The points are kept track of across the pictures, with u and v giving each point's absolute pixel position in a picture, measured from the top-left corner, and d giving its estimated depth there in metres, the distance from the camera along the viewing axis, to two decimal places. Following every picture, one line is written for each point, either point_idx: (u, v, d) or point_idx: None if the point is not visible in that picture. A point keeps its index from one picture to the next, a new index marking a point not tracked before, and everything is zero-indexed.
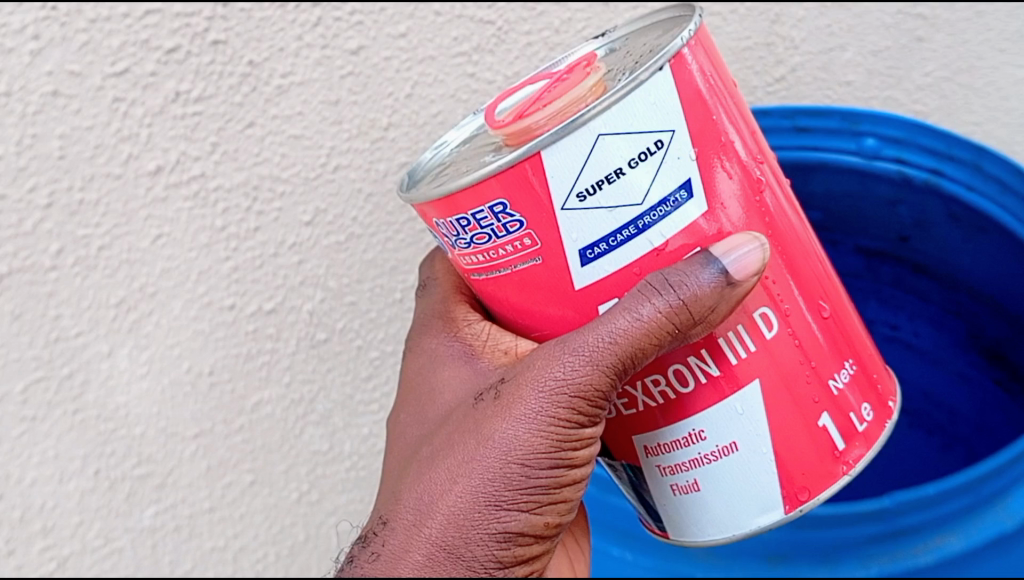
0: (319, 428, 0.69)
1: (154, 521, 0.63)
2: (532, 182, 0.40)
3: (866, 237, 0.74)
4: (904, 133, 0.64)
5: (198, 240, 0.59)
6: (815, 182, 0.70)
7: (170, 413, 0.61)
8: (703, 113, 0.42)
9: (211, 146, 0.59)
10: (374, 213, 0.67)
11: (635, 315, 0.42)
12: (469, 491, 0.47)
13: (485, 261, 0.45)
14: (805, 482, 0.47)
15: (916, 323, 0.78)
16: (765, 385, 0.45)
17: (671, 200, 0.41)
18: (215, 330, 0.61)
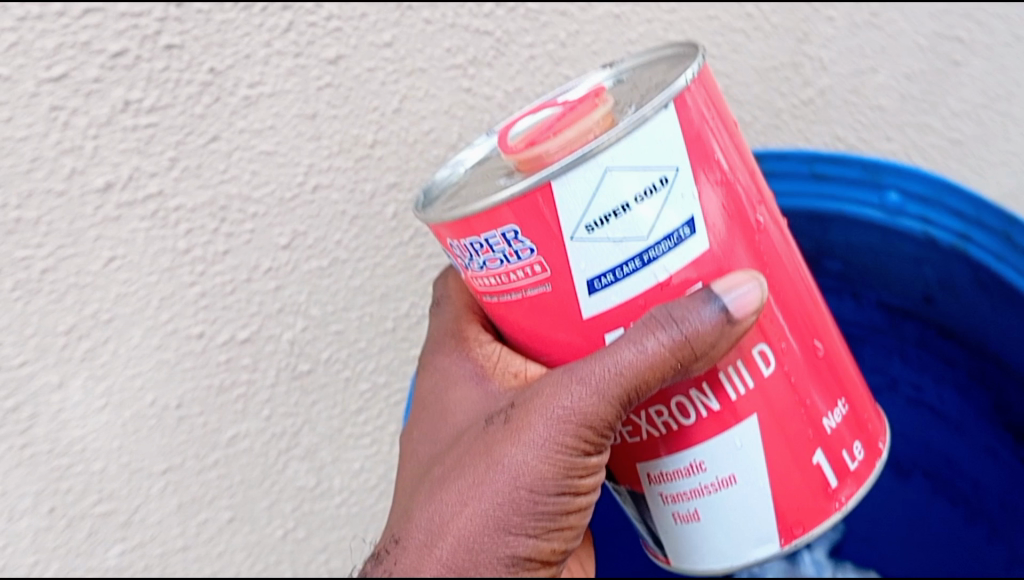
0: (304, 463, 0.64)
1: (121, 560, 0.58)
2: (542, 213, 0.38)
3: (889, 291, 0.65)
4: (930, 189, 0.56)
5: (158, 263, 0.53)
6: (835, 233, 0.63)
7: (133, 448, 0.55)
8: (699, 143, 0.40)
9: (169, 161, 0.52)
10: (360, 236, 0.60)
11: (641, 348, 0.41)
12: (480, 514, 0.45)
13: (495, 285, 0.43)
14: (799, 517, 0.48)
15: (942, 388, 0.66)
16: (761, 422, 0.46)
17: (675, 235, 0.40)
18: (182, 360, 0.56)
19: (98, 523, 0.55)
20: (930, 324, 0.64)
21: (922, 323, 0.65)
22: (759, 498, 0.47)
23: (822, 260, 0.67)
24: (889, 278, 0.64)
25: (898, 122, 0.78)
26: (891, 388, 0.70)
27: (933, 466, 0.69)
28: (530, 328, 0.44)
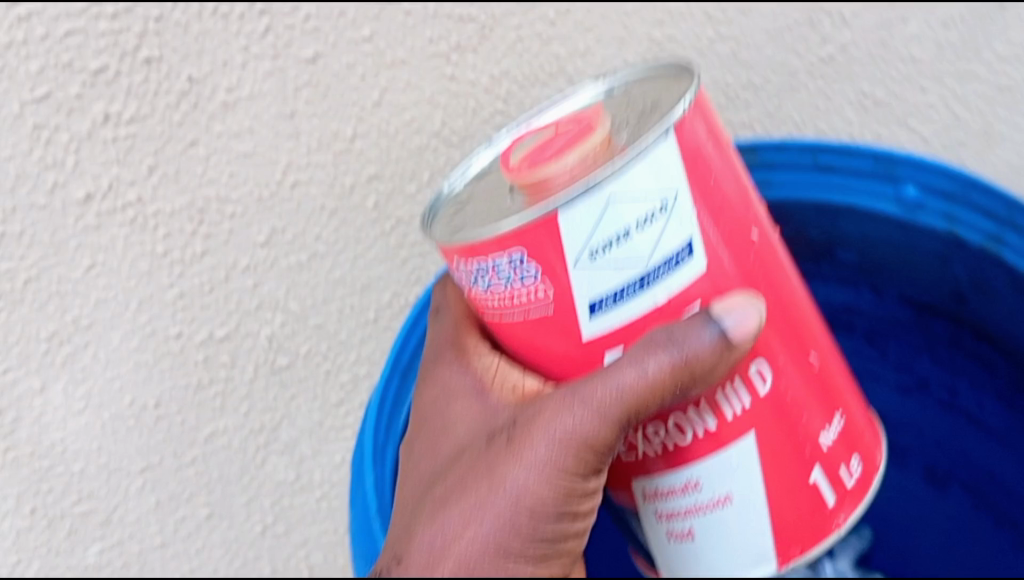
0: (283, 457, 0.68)
1: (100, 558, 0.60)
2: (550, 239, 0.40)
3: (913, 288, 0.59)
4: (956, 186, 0.51)
5: (136, 268, 0.57)
6: (846, 224, 0.57)
7: (113, 448, 0.57)
8: (699, 165, 0.42)
9: (149, 168, 0.56)
10: (341, 229, 0.64)
11: (642, 368, 0.43)
12: (482, 537, 0.45)
13: (501, 305, 0.45)
14: (795, 536, 0.48)
15: (981, 394, 0.61)
16: (759, 440, 0.46)
17: (674, 259, 0.42)
18: (159, 361, 0.59)
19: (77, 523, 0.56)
20: (963, 324, 0.59)
21: (952, 322, 0.59)
22: (759, 516, 0.47)
23: (835, 251, 0.60)
24: (912, 273, 0.58)
25: (936, 71, 0.67)
26: (920, 390, 0.64)
27: (971, 479, 0.64)
28: (531, 340, 0.46)
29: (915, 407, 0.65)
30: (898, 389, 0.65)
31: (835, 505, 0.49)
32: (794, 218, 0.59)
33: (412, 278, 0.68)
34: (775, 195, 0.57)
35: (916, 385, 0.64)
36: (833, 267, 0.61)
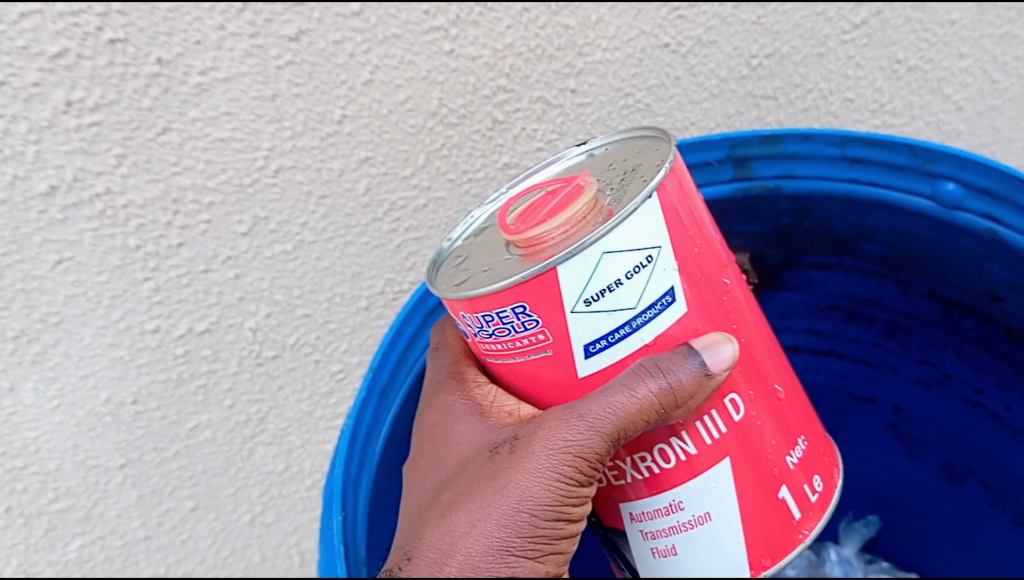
0: (272, 447, 0.68)
1: (81, 553, 0.65)
2: (550, 293, 0.42)
3: (944, 283, 0.51)
4: (1000, 185, 0.43)
5: (108, 261, 0.56)
6: (872, 217, 0.50)
7: (90, 446, 0.61)
8: (679, 225, 0.44)
9: (116, 159, 0.54)
10: (329, 216, 0.61)
11: (631, 396, 0.44)
12: (488, 534, 0.47)
13: (503, 350, 0.47)
14: (769, 548, 0.50)
15: (1008, 396, 0.52)
16: (735, 465, 0.48)
17: (657, 303, 0.44)
18: (137, 356, 0.60)
19: (56, 521, 0.62)
20: (995, 323, 0.50)
21: (983, 322, 0.51)
22: (731, 534, 0.49)
23: (858, 243, 0.53)
24: (943, 270, 0.50)
25: (975, 35, 0.63)
26: (942, 384, 0.56)
27: (994, 477, 0.56)
28: (532, 376, 0.48)
29: (937, 403, 0.57)
30: (920, 382, 0.57)
31: (800, 517, 0.51)
32: (814, 208, 0.52)
33: (407, 264, 0.64)
34: (792, 183, 0.51)
35: (938, 379, 0.56)
36: (857, 263, 0.54)
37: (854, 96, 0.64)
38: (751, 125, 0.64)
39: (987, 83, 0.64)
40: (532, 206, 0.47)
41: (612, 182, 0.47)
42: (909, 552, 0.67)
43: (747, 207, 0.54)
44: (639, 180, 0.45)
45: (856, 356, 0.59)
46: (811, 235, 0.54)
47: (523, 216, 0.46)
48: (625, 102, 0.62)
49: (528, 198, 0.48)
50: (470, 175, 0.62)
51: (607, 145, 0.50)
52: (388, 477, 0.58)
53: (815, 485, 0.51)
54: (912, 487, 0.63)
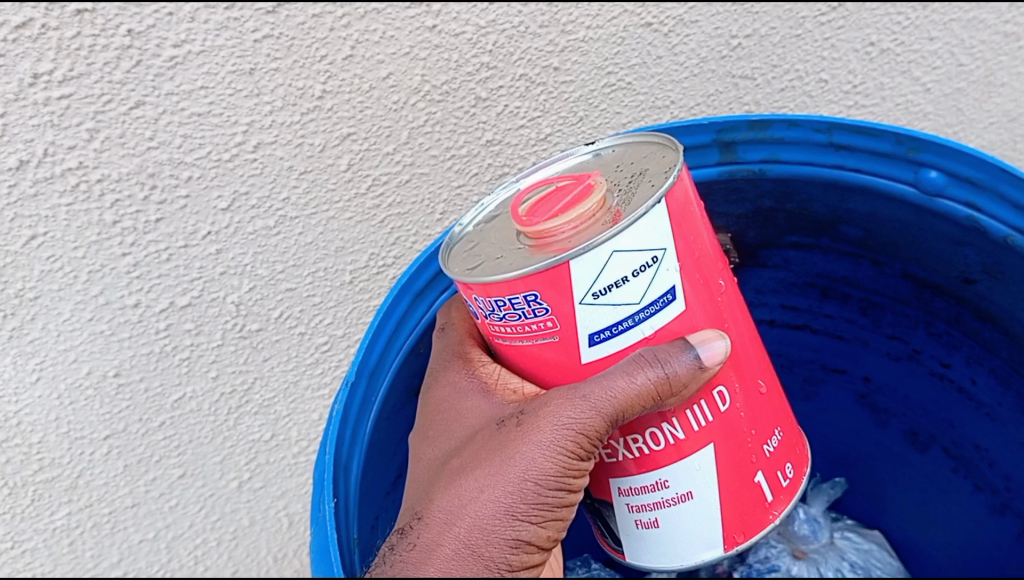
0: (258, 417, 0.69)
1: (68, 520, 0.66)
2: (559, 285, 0.38)
3: (919, 265, 0.54)
4: (983, 175, 0.45)
5: (85, 237, 0.55)
6: (853, 203, 0.52)
7: (72, 418, 0.61)
8: (685, 228, 0.40)
9: (89, 133, 0.52)
10: (311, 191, 0.60)
11: (629, 380, 0.39)
12: (498, 501, 0.42)
13: (507, 334, 0.42)
14: (743, 528, 0.46)
15: (974, 371, 0.56)
16: (717, 452, 0.44)
17: (658, 299, 0.39)
18: (118, 330, 0.60)
19: (42, 490, 0.63)
20: (965, 303, 0.54)
21: (954, 302, 0.54)
22: (709, 515, 0.45)
23: (837, 226, 0.55)
24: (918, 253, 0.53)
25: (945, 20, 0.68)
26: (911, 358, 0.60)
27: (957, 445, 0.61)
28: (532, 361, 0.43)
29: (904, 374, 0.61)
30: (889, 356, 0.61)
31: (771, 500, 0.47)
32: (795, 192, 0.54)
33: (390, 239, 0.65)
34: (775, 168, 0.52)
35: (907, 354, 0.60)
36: (834, 244, 0.57)
37: (828, 77, 0.68)
38: (730, 103, 0.68)
39: (955, 65, 0.70)
40: (543, 198, 0.43)
41: (614, 187, 0.42)
42: (869, 509, 0.72)
43: (731, 188, 0.54)
44: (646, 183, 0.41)
45: (829, 331, 0.63)
46: (791, 217, 0.56)
47: (533, 207, 0.42)
48: (608, 81, 0.64)
49: (536, 193, 0.44)
50: (453, 152, 0.63)
51: (614, 147, 0.47)
52: (376, 456, 0.56)
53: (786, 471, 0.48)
54: (872, 447, 0.68)
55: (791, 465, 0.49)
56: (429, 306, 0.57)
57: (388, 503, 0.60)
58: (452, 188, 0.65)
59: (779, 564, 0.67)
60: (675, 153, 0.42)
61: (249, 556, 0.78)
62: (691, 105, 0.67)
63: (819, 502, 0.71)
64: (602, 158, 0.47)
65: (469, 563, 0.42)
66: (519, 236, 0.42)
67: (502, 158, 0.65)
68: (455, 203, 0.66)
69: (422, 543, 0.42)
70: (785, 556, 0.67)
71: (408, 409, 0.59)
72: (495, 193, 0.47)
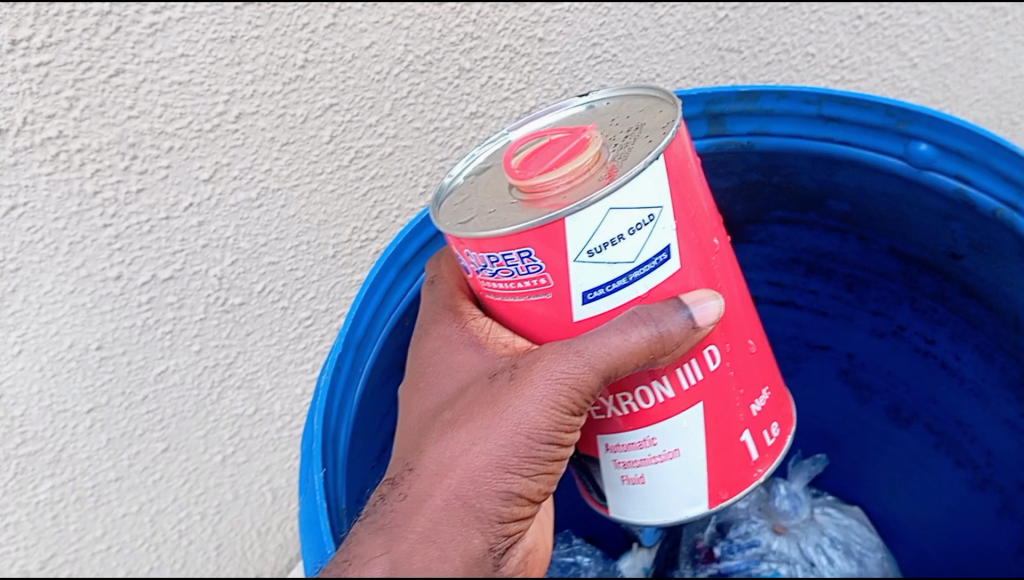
0: (241, 392, 0.69)
1: (52, 493, 0.65)
2: (555, 243, 0.37)
3: (906, 240, 0.54)
4: (975, 148, 0.45)
5: (65, 208, 0.54)
6: (842, 176, 0.52)
7: (55, 390, 0.61)
8: (680, 187, 0.39)
9: (68, 101, 0.51)
10: (293, 163, 0.60)
11: (623, 337, 0.38)
12: (489, 454, 0.41)
13: (500, 290, 0.41)
14: (728, 485, 0.46)
15: (959, 347, 0.56)
16: (706, 412, 0.44)
17: (654, 258, 0.38)
18: (100, 303, 0.59)
19: (25, 464, 0.62)
20: (951, 279, 0.53)
21: (941, 278, 0.54)
22: (693, 474, 0.45)
23: (824, 200, 0.55)
24: (905, 227, 0.53)
25: None
26: (896, 335, 0.60)
27: (939, 422, 0.61)
28: (523, 318, 0.42)
29: (890, 351, 0.61)
30: (874, 332, 0.61)
31: (756, 458, 0.47)
32: (784, 165, 0.53)
33: (373, 212, 0.64)
34: (764, 141, 0.52)
35: (891, 330, 0.60)
36: (821, 219, 0.56)
37: (815, 51, 0.69)
38: (716, 78, 0.68)
39: (943, 40, 0.71)
40: (538, 149, 0.42)
41: (611, 142, 0.41)
42: (852, 486, 0.71)
43: (720, 161, 0.54)
44: (643, 139, 0.40)
45: (813, 307, 0.63)
46: (779, 191, 0.56)
47: (526, 159, 0.41)
48: (594, 53, 0.64)
49: (530, 144, 0.43)
50: (436, 124, 0.63)
51: (608, 98, 0.46)
52: (364, 427, 0.56)
53: (771, 430, 0.48)
54: (857, 426, 0.68)
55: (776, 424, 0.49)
56: (415, 279, 0.56)
57: (373, 474, 0.59)
58: (435, 161, 0.64)
59: (760, 539, 0.66)
60: (673, 108, 0.41)
61: (233, 531, 0.78)
62: (677, 79, 0.67)
63: (800, 478, 0.71)
64: (596, 110, 0.46)
65: (461, 514, 0.40)
66: (515, 189, 0.41)
67: (487, 131, 0.65)
68: (437, 176, 0.65)
69: (414, 495, 0.41)
70: (767, 531, 0.66)
71: (393, 381, 0.59)
72: (486, 145, 0.46)
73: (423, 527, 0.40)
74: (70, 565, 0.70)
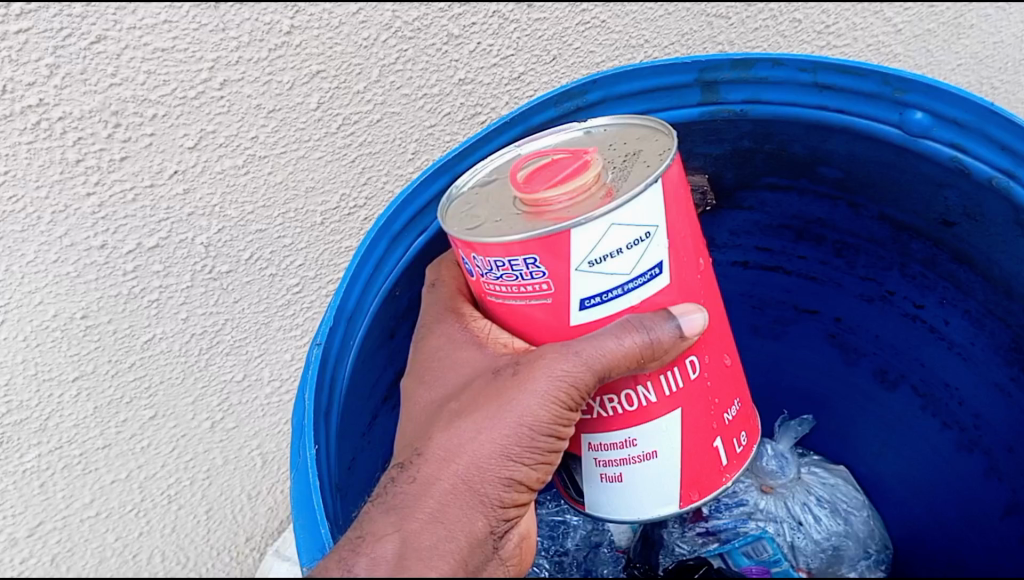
0: (230, 358, 0.69)
1: (40, 461, 0.65)
2: (558, 252, 0.38)
3: (895, 207, 0.55)
4: (973, 118, 0.46)
5: (48, 175, 0.54)
6: (834, 143, 0.53)
7: (38, 360, 0.61)
8: (676, 209, 0.40)
9: (49, 69, 0.51)
10: (280, 130, 0.59)
11: (617, 342, 0.39)
12: (492, 445, 0.41)
13: (502, 293, 0.42)
14: (701, 488, 0.47)
15: (948, 313, 0.58)
16: (684, 416, 0.45)
17: (646, 272, 0.40)
18: (84, 272, 0.59)
19: (11, 432, 0.62)
20: (942, 246, 0.55)
21: (932, 244, 0.56)
22: (669, 474, 0.46)
23: (816, 166, 0.56)
24: (898, 195, 0.54)
25: None
26: (884, 300, 0.62)
27: (926, 384, 0.63)
28: (521, 320, 0.43)
29: (877, 315, 0.63)
30: (862, 297, 0.63)
31: (726, 464, 0.48)
32: (776, 132, 0.54)
33: (361, 178, 0.64)
34: (758, 108, 0.53)
35: (879, 295, 0.62)
36: (812, 185, 0.57)
37: (802, 17, 0.69)
38: (704, 43, 0.68)
39: (928, 7, 0.72)
40: (541, 166, 0.42)
41: (609, 165, 0.42)
42: (836, 445, 0.73)
43: (712, 129, 0.55)
44: (641, 164, 0.41)
45: (802, 273, 0.64)
46: (770, 158, 0.56)
47: (530, 175, 0.42)
48: (583, 18, 0.63)
49: (535, 160, 0.44)
50: (424, 91, 0.62)
51: (606, 127, 0.47)
52: (354, 401, 0.56)
53: (740, 438, 0.49)
54: (840, 387, 0.70)
55: (744, 434, 0.49)
56: (408, 248, 0.55)
57: (364, 444, 0.60)
58: (424, 128, 0.64)
59: (747, 498, 0.65)
60: (668, 138, 0.42)
61: (223, 495, 0.78)
62: (665, 44, 0.67)
63: (786, 439, 0.70)
64: (593, 135, 0.47)
65: (465, 498, 0.41)
66: (518, 203, 0.42)
67: (475, 98, 0.64)
68: (427, 142, 0.65)
69: (422, 478, 0.41)
70: (753, 490, 0.65)
71: (385, 348, 0.59)
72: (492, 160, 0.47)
73: (429, 509, 0.40)
74: (59, 532, 0.71)
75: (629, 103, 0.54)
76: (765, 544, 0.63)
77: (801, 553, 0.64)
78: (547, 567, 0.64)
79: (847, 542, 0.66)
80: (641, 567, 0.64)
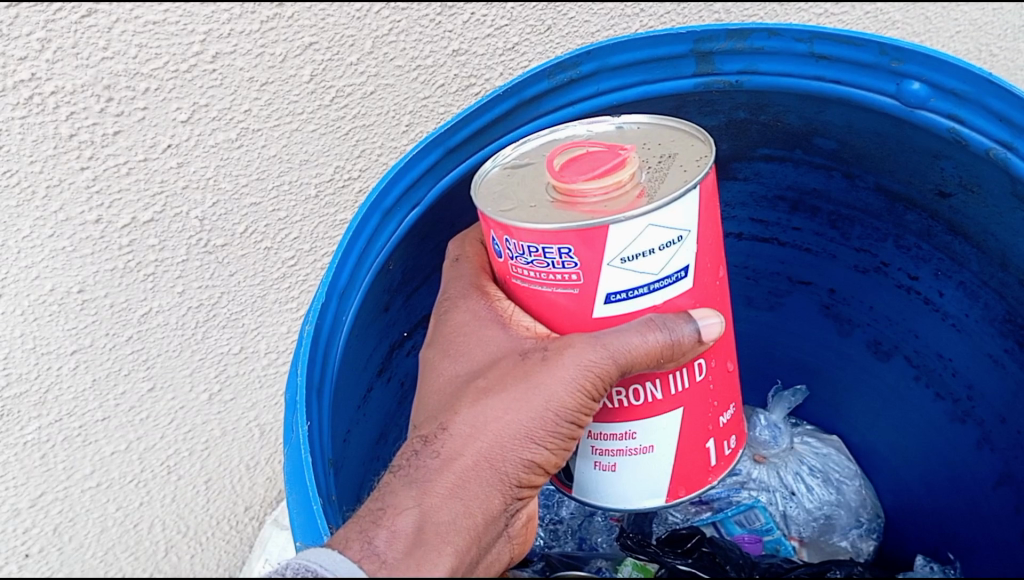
0: (227, 330, 0.69)
1: (40, 434, 0.66)
2: (593, 245, 0.38)
3: (892, 178, 0.55)
4: (970, 88, 0.46)
5: (42, 149, 0.54)
6: (831, 114, 0.53)
7: (37, 333, 0.61)
8: (709, 215, 0.40)
9: (40, 42, 0.51)
10: (274, 102, 0.59)
11: (641, 339, 0.39)
12: (517, 427, 0.41)
13: (530, 277, 0.42)
14: (689, 487, 0.47)
15: (941, 284, 0.59)
16: (684, 414, 0.45)
17: (674, 273, 0.40)
18: (79, 247, 0.59)
19: (12, 406, 0.63)
20: (938, 217, 0.55)
21: (926, 216, 0.56)
22: (663, 470, 0.46)
23: (812, 138, 0.56)
24: (894, 165, 0.54)
25: None
26: (878, 271, 0.62)
27: (920, 355, 0.63)
28: (543, 306, 0.43)
29: (872, 285, 0.63)
30: (857, 268, 0.63)
31: (714, 466, 0.48)
32: (771, 104, 0.54)
33: (357, 151, 0.64)
34: (753, 79, 0.52)
35: (873, 266, 0.62)
36: (807, 157, 0.57)
37: None
38: (700, 13, 0.67)
39: None
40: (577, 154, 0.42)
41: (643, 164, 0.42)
42: (830, 415, 0.74)
43: (703, 101, 0.54)
44: (677, 169, 0.41)
45: (796, 244, 0.64)
46: (765, 129, 0.56)
47: (565, 161, 0.42)
48: None
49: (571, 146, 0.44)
50: (418, 62, 0.61)
51: (639, 123, 0.47)
52: (348, 373, 0.56)
53: (731, 443, 0.49)
54: (837, 358, 0.70)
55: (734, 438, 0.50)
56: (402, 222, 0.54)
57: (360, 415, 0.60)
58: (418, 100, 0.63)
59: (739, 468, 0.67)
60: (706, 147, 0.42)
61: (222, 466, 0.79)
62: (661, 14, 0.66)
63: (780, 409, 0.72)
64: (625, 131, 0.47)
65: (486, 475, 0.41)
66: (550, 191, 0.41)
67: (469, 69, 0.63)
68: (421, 114, 0.64)
69: (446, 452, 0.41)
70: (747, 461, 0.68)
71: (380, 319, 0.59)
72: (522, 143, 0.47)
73: (449, 483, 0.41)
74: (60, 503, 0.72)
75: (624, 74, 0.53)
76: (758, 512, 0.65)
77: (792, 522, 0.66)
78: (542, 536, 0.67)
79: (839, 510, 0.67)
80: (636, 535, 0.62)
